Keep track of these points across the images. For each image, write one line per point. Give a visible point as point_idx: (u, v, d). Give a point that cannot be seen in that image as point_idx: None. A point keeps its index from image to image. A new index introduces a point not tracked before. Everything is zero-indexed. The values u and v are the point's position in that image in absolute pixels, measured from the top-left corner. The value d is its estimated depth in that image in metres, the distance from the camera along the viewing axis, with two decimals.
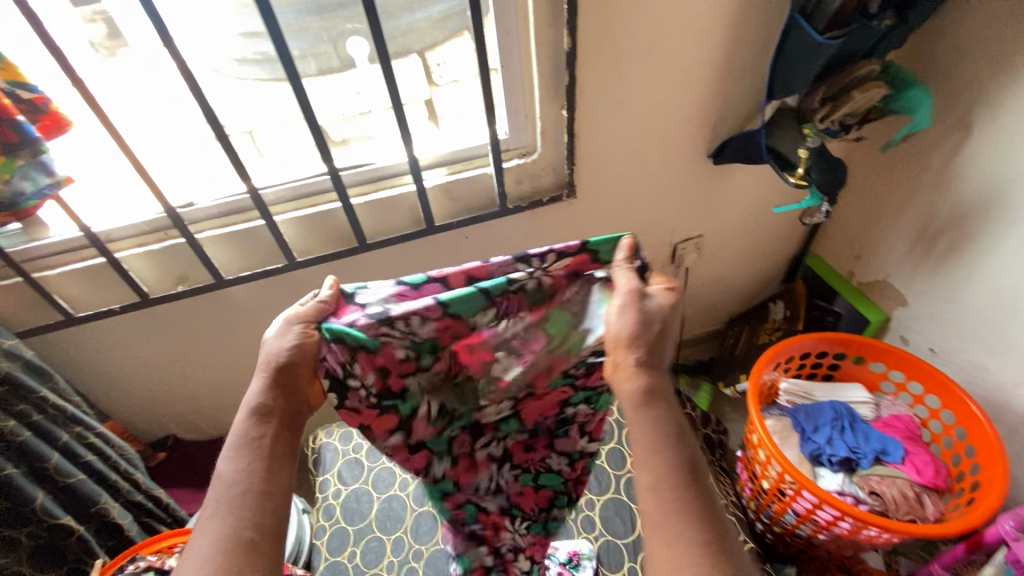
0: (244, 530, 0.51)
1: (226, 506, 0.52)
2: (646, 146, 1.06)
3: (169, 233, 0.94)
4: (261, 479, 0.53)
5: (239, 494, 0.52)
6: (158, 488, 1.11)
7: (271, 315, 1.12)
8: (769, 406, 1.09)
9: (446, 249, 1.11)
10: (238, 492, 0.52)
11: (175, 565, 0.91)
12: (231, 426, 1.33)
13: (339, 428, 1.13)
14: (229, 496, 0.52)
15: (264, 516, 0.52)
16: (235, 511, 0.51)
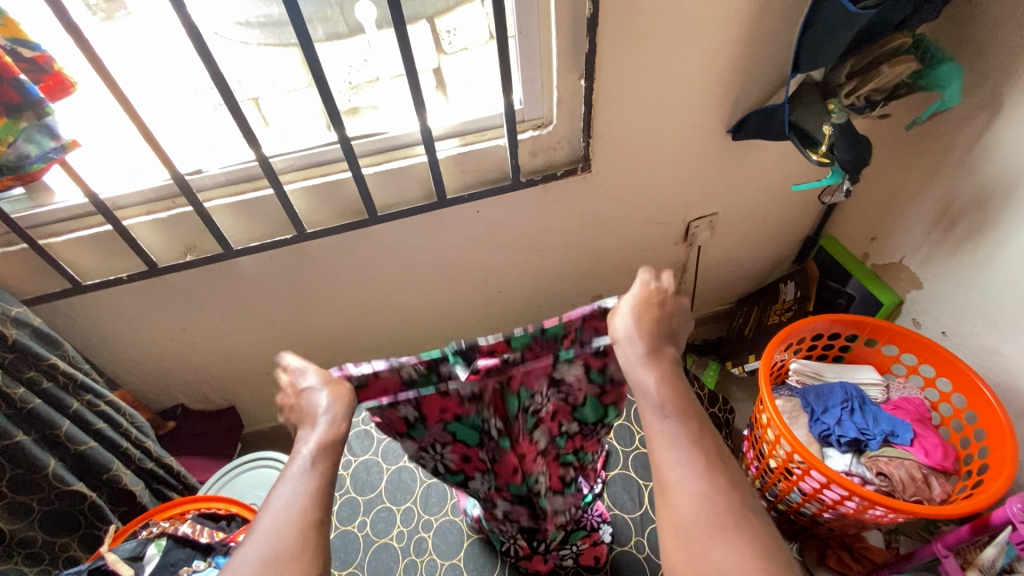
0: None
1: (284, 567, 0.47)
2: (665, 119, 1.02)
3: (176, 201, 0.93)
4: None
5: None
6: (169, 457, 1.12)
7: (279, 286, 1.11)
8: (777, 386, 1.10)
9: (457, 221, 1.09)
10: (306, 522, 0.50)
11: (186, 533, 0.93)
12: (240, 396, 1.34)
13: None
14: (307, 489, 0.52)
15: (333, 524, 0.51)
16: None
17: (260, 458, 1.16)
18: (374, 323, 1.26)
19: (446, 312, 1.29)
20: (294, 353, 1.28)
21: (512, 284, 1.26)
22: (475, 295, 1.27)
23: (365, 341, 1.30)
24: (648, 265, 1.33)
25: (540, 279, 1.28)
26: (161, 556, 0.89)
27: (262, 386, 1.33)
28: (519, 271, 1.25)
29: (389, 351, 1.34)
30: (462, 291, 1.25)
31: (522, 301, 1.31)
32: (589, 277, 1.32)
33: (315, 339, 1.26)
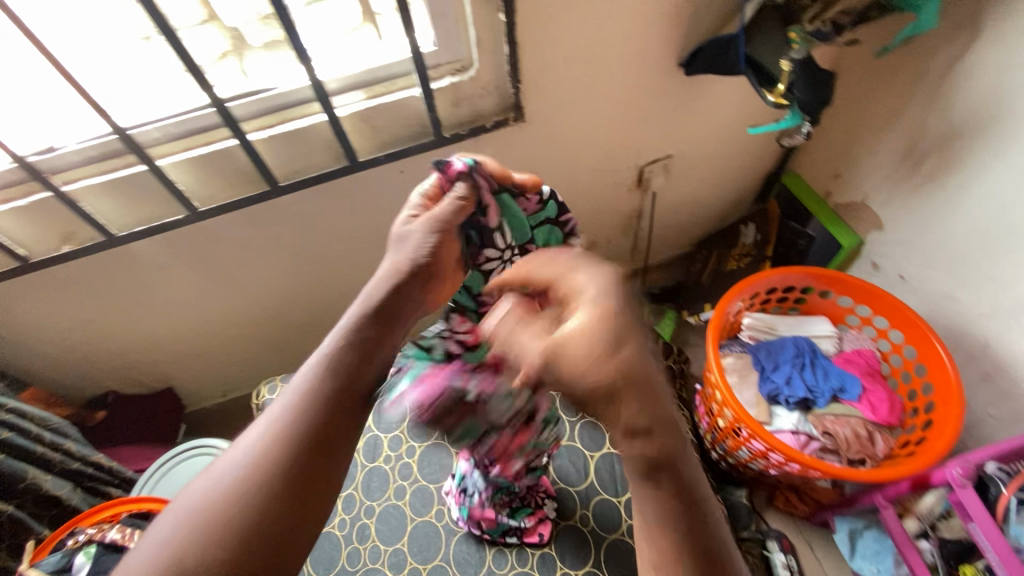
0: (287, 518, 0.40)
1: (277, 465, 0.41)
2: (605, 54, 0.88)
3: (33, 185, 0.79)
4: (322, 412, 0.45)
5: (311, 422, 0.44)
6: (96, 454, 1.06)
7: (186, 268, 0.99)
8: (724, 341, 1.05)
9: (378, 184, 0.96)
10: (292, 441, 0.43)
11: (115, 538, 0.88)
12: (174, 378, 1.26)
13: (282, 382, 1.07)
14: (312, 402, 0.45)
15: (342, 437, 0.45)
16: (259, 512, 0.39)
17: (196, 446, 1.11)
18: (308, 296, 1.17)
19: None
20: (224, 333, 1.19)
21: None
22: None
23: (303, 314, 1.21)
24: (602, 214, 1.23)
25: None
26: (90, 564, 0.84)
27: (197, 367, 1.25)
28: None
29: (328, 322, 1.26)
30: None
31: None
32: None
33: (246, 316, 1.16)
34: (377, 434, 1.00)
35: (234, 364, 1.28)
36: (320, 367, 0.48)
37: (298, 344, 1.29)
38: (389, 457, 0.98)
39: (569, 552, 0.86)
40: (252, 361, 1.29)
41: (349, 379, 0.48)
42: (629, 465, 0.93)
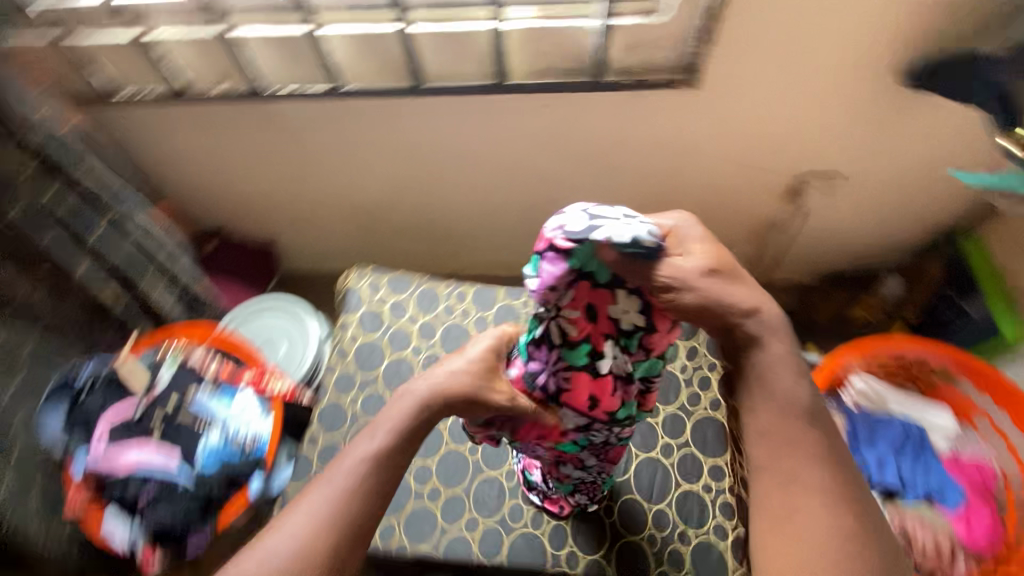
0: None
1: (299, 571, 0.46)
2: (820, 37, 0.75)
3: (210, 19, 0.82)
4: (351, 510, 0.50)
5: (343, 516, 0.49)
6: (200, 280, 1.15)
7: (316, 139, 1.01)
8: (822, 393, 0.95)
9: (519, 112, 0.91)
10: (336, 528, 0.49)
11: (196, 361, 0.99)
12: (277, 235, 1.34)
13: (370, 274, 1.10)
14: (353, 497, 0.50)
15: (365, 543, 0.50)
16: None
17: (280, 302, 1.18)
18: (414, 201, 1.17)
19: (491, 210, 1.17)
20: (330, 210, 1.23)
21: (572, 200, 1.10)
22: (526, 200, 1.13)
23: (403, 217, 1.22)
24: (734, 215, 1.12)
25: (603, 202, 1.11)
26: (172, 376, 0.97)
27: (299, 232, 1.32)
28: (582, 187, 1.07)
29: (424, 231, 1.26)
30: (511, 194, 1.11)
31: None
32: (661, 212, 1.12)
33: (353, 203, 1.19)
34: (439, 353, 1.02)
35: (331, 241, 1.34)
36: (363, 463, 0.52)
37: (390, 242, 1.32)
38: None
39: (582, 537, 0.85)
40: (345, 244, 1.34)
41: (378, 488, 0.52)
42: (670, 477, 0.89)
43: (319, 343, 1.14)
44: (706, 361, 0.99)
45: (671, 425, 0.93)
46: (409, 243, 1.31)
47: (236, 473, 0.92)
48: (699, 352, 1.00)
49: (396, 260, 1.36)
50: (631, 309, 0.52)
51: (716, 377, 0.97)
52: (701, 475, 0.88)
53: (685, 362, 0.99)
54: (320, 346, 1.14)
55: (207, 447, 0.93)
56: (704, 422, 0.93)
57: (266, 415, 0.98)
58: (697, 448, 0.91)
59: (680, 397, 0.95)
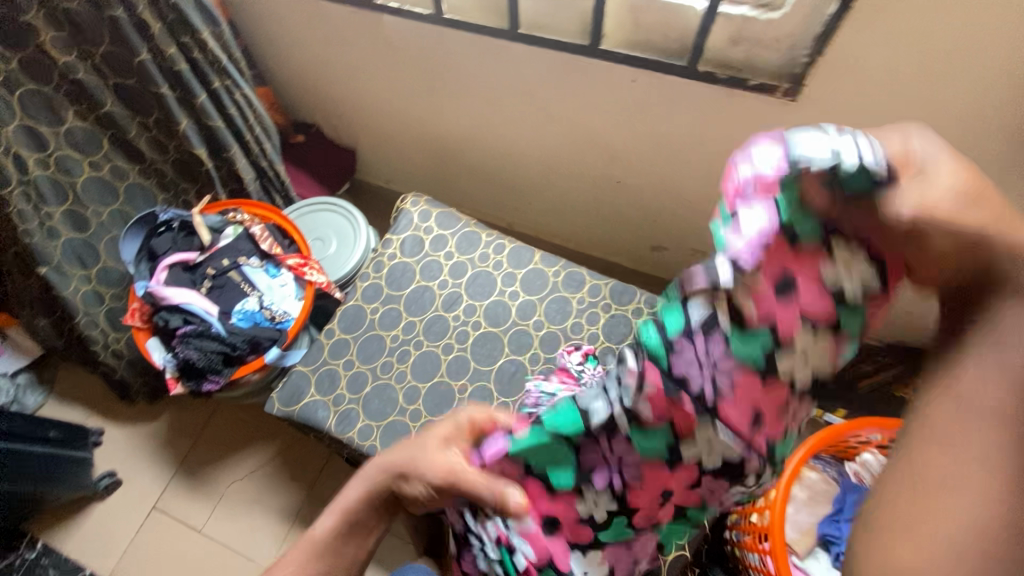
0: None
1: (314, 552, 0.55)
2: (945, 76, 0.68)
3: None
4: (341, 530, 0.55)
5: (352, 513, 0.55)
6: (280, 165, 1.26)
7: (410, 62, 1.05)
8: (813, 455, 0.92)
9: (603, 83, 0.89)
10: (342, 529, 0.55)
11: (254, 233, 1.09)
12: (359, 144, 1.42)
13: (423, 203, 1.15)
14: (347, 511, 0.55)
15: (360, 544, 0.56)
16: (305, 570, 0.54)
17: (341, 206, 1.27)
18: (485, 147, 1.19)
19: (556, 176, 1.16)
20: (409, 135, 1.28)
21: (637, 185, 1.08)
22: (592, 174, 1.11)
23: (472, 161, 1.24)
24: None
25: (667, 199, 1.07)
26: (231, 240, 1.08)
27: (378, 148, 1.39)
28: (649, 177, 1.04)
29: (488, 180, 1.29)
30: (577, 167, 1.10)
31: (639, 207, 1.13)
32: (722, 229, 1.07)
33: (430, 134, 1.22)
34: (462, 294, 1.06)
35: (404, 165, 1.40)
36: (381, 474, 0.55)
37: (455, 182, 1.35)
38: (458, 318, 1.04)
39: None
40: (415, 172, 1.39)
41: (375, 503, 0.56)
42: None
43: (364, 252, 1.21)
44: None
45: None
46: (472, 188, 1.34)
47: (261, 339, 1.03)
48: None
49: (458, 198, 1.41)
50: (859, 273, 0.43)
51: None
52: None
53: None
54: (365, 255, 1.22)
55: (243, 310, 1.05)
56: None
57: (298, 299, 1.09)
58: None
59: None
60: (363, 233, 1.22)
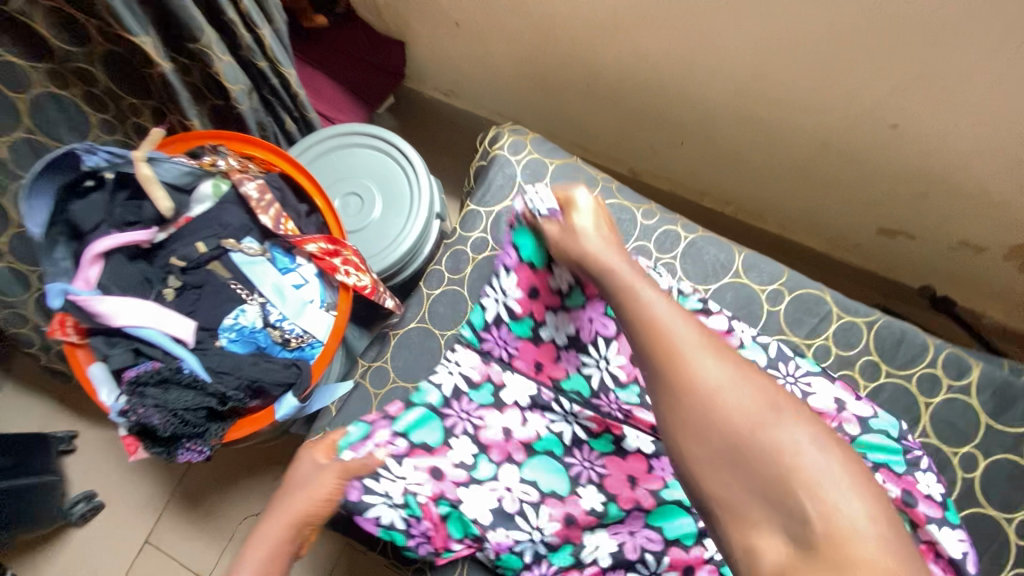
0: None
1: None
2: None
3: None
4: None
5: None
6: (288, 68, 0.76)
7: None
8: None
9: None
10: None
11: (248, 196, 0.64)
12: (414, 34, 0.92)
13: (529, 150, 0.71)
14: None
15: None
16: None
17: (389, 140, 0.79)
18: (644, 40, 0.70)
19: (760, 102, 0.70)
20: (506, 17, 0.78)
21: (935, 119, 0.61)
22: (835, 96, 0.65)
23: (617, 70, 0.77)
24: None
25: (995, 155, 0.62)
26: (210, 206, 0.65)
27: (446, 40, 0.89)
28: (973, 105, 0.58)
29: (628, 97, 0.81)
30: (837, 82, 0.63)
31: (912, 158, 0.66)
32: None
33: (554, 22, 0.75)
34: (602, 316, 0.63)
35: (486, 70, 0.91)
36: None
37: (568, 105, 0.89)
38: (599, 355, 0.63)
39: None
40: (504, 87, 0.93)
41: None
42: None
43: (427, 220, 0.76)
44: None
45: None
46: (596, 114, 0.87)
47: (268, 385, 0.62)
48: None
49: (566, 127, 0.93)
50: None
51: None
52: None
53: None
54: (428, 224, 0.76)
55: (238, 327, 0.63)
56: None
57: (326, 310, 0.66)
58: None
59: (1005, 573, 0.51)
60: (426, 189, 0.76)
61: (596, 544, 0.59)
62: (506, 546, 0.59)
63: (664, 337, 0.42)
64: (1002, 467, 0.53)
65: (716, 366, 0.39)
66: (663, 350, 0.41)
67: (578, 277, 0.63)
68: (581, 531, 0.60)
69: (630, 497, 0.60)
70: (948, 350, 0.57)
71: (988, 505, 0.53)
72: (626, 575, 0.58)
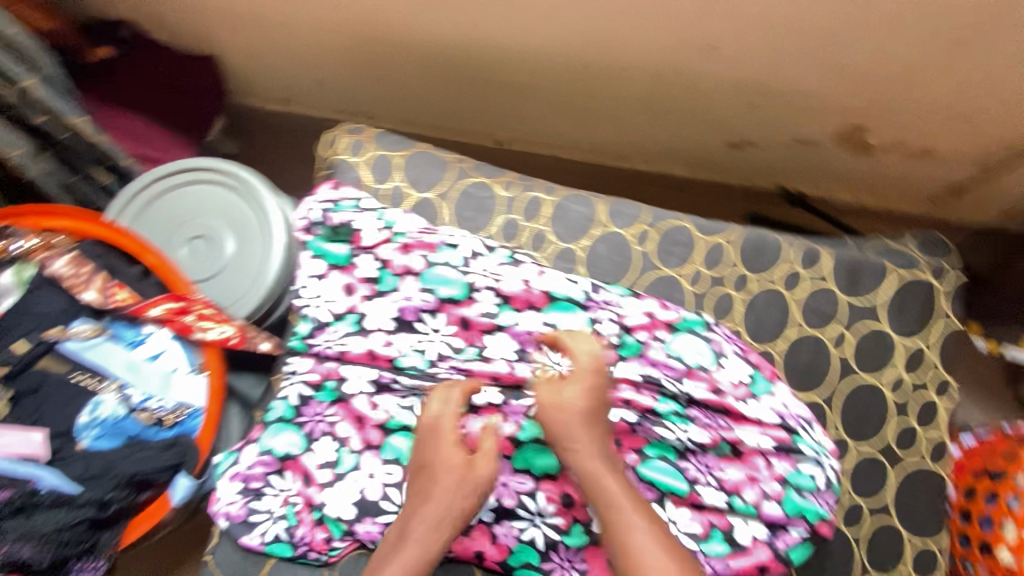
0: None
1: None
2: None
3: None
4: None
5: None
6: (77, 118, 0.66)
7: None
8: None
9: None
10: None
11: (60, 272, 0.57)
12: (227, 46, 0.84)
13: (372, 149, 0.62)
14: None
15: None
16: None
17: (225, 168, 0.72)
18: (458, 12, 0.68)
19: (585, 54, 0.71)
20: (316, 12, 0.73)
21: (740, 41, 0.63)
22: (649, 36, 0.65)
23: (451, 47, 0.75)
24: (994, 119, 0.70)
25: (798, 61, 0.65)
26: (17, 298, 0.57)
27: (264, 46, 0.82)
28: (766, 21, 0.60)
29: (467, 71, 0.79)
30: (649, 30, 0.64)
31: (731, 77, 0.70)
32: (877, 100, 0.69)
33: (373, 9, 0.71)
34: None
35: (318, 69, 0.85)
36: None
37: (419, 89, 0.85)
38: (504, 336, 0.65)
39: None
40: (349, 83, 0.87)
41: None
42: (855, 560, 0.54)
43: (287, 246, 0.69)
44: (936, 377, 0.58)
45: (865, 473, 0.56)
46: (448, 94, 0.85)
47: (148, 476, 0.54)
48: (930, 360, 0.58)
49: (422, 110, 0.91)
50: None
51: (947, 410, 0.57)
52: (899, 560, 0.54)
53: (902, 376, 0.58)
54: (290, 251, 0.69)
55: (100, 420, 0.56)
56: (915, 477, 0.56)
57: (197, 373, 0.60)
58: (897, 515, 0.55)
59: (885, 432, 0.56)
60: (276, 213, 0.69)
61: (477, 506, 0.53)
62: (377, 533, 0.52)
63: (601, 495, 0.43)
64: (871, 335, 0.58)
65: (573, 391, 0.47)
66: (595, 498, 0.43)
67: (409, 247, 0.58)
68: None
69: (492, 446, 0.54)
70: (802, 244, 0.61)
71: (860, 374, 0.58)
72: (517, 523, 0.53)
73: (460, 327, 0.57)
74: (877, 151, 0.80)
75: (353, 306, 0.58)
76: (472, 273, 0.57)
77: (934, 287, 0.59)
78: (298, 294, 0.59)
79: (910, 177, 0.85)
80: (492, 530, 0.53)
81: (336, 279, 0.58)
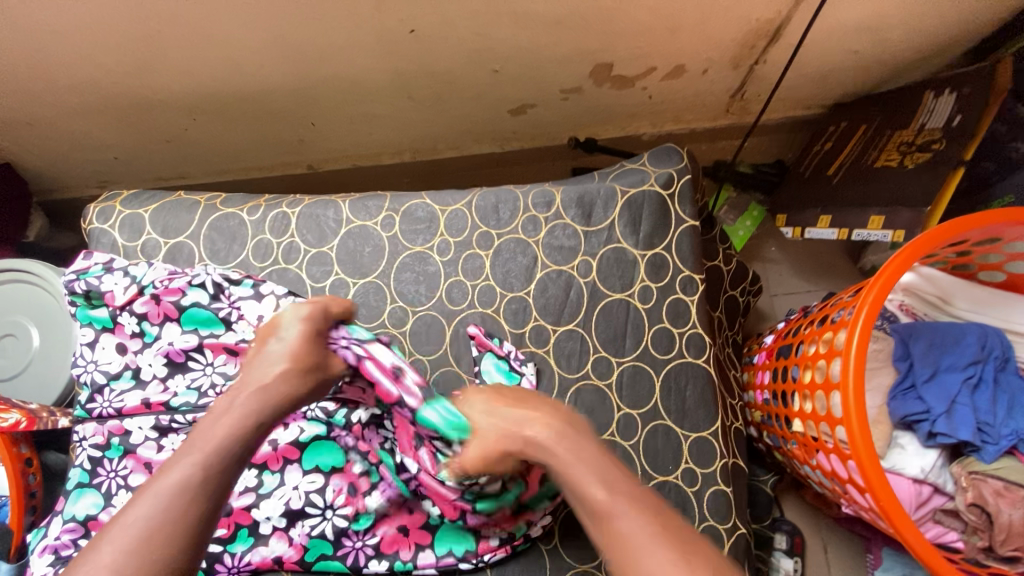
0: None
1: None
2: None
3: None
4: None
5: None
6: None
7: None
8: (835, 310, 0.59)
9: None
10: None
11: None
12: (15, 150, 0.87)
13: (121, 209, 0.67)
14: None
15: None
16: None
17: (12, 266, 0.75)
18: (187, 59, 0.72)
19: (319, 63, 0.75)
20: (70, 95, 0.77)
21: (435, 16, 0.68)
22: (358, 33, 0.70)
23: (208, 92, 0.79)
24: (707, 23, 0.74)
25: (499, 20, 0.70)
26: None
27: (47, 140, 0.86)
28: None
29: (235, 108, 0.83)
30: (355, 30, 0.69)
31: (456, 48, 0.74)
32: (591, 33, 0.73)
33: (115, 77, 0.75)
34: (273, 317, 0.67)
35: (109, 146, 0.89)
36: None
37: (210, 138, 0.89)
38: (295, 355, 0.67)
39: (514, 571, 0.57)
40: (147, 150, 0.91)
41: None
42: (636, 465, 0.57)
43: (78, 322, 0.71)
44: (678, 278, 0.61)
45: (633, 384, 0.59)
46: (236, 135, 0.89)
47: None
48: (669, 263, 0.61)
49: (226, 156, 0.95)
50: None
51: (697, 304, 0.60)
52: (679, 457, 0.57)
53: (646, 285, 0.61)
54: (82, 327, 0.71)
55: None
56: (680, 375, 0.59)
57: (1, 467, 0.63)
58: (670, 415, 0.58)
59: (642, 340, 0.60)
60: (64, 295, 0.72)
61: (266, 514, 0.55)
62: None
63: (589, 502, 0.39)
64: (610, 255, 0.62)
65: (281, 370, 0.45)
66: (592, 509, 0.38)
67: (161, 300, 0.60)
68: (245, 511, 0.55)
69: (275, 454, 0.56)
70: (536, 189, 0.65)
71: (607, 293, 0.61)
72: (304, 523, 0.55)
73: (228, 355, 0.59)
74: (634, 79, 0.84)
75: (127, 363, 0.60)
76: (221, 306, 0.59)
77: (661, 196, 0.62)
78: (77, 364, 0.62)
79: (683, 96, 0.89)
80: (288, 533, 0.55)
81: (109, 339, 0.61)
